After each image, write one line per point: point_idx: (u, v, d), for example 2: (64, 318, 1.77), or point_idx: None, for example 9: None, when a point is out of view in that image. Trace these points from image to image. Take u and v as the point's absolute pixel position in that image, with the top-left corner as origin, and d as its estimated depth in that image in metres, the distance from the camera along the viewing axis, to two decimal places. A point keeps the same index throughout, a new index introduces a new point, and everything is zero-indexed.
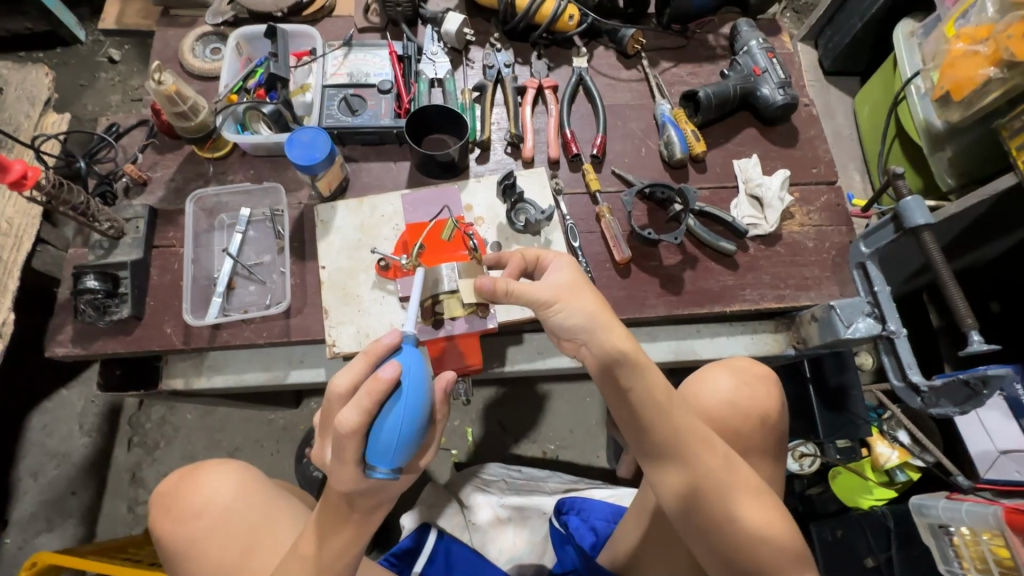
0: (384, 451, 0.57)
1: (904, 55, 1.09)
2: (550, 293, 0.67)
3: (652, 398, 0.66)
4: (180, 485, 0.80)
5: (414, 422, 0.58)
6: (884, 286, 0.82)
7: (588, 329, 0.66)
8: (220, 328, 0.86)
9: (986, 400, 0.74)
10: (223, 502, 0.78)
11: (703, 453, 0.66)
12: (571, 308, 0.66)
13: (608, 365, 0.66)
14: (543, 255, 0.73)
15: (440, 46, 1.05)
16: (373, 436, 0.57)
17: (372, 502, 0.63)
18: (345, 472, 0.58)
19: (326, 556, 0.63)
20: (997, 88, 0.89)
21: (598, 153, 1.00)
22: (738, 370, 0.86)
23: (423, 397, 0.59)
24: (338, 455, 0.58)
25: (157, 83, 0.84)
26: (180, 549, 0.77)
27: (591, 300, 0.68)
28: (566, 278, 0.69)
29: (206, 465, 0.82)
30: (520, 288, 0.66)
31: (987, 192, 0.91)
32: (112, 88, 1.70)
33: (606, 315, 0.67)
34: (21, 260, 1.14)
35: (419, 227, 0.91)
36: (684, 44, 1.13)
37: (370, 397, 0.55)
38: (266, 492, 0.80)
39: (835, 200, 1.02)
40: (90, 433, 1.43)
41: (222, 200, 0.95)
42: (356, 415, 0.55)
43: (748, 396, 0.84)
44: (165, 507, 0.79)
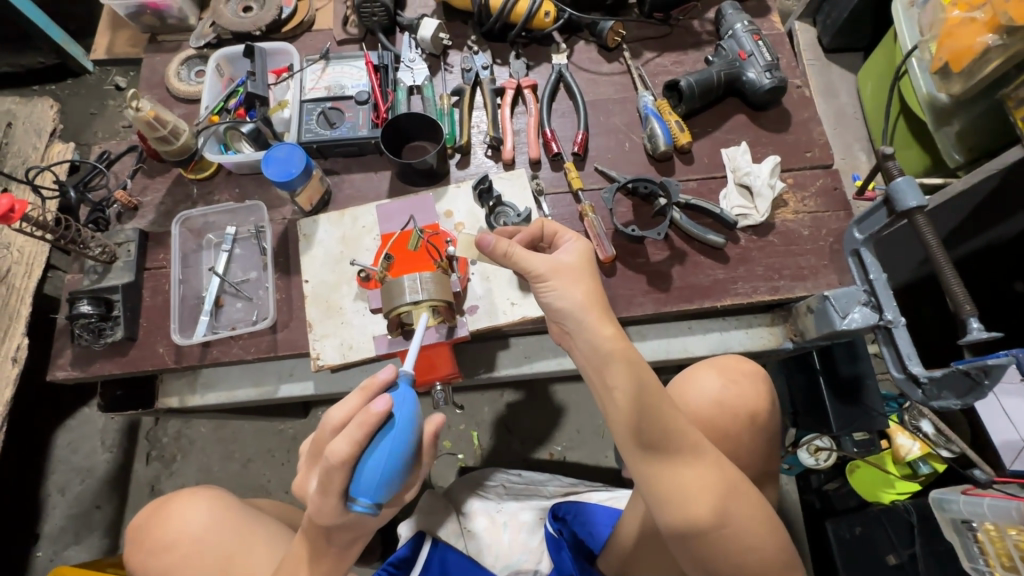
0: (368, 485, 0.57)
1: (904, 26, 1.04)
2: (548, 265, 0.68)
3: (641, 399, 0.64)
4: (153, 517, 0.81)
5: (397, 460, 0.57)
6: (879, 274, 0.78)
7: (574, 319, 0.67)
8: (209, 346, 0.88)
9: (990, 392, 0.65)
10: (194, 531, 0.79)
11: (694, 458, 0.64)
12: (565, 291, 0.67)
13: (600, 361, 0.66)
14: (562, 231, 0.74)
15: (417, 53, 1.05)
16: (360, 470, 0.56)
17: (350, 536, 0.65)
18: (328, 504, 0.58)
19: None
20: (998, 56, 0.82)
21: (579, 151, 0.98)
22: (725, 369, 0.84)
23: (411, 437, 0.58)
24: (323, 486, 0.57)
25: (135, 110, 0.85)
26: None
27: (586, 287, 0.68)
28: (571, 261, 0.70)
29: (175, 496, 0.83)
30: (520, 253, 0.69)
31: (993, 166, 0.87)
32: (119, 114, 1.76)
33: (599, 307, 0.67)
34: (33, 287, 1.19)
35: (389, 238, 0.91)
36: (668, 32, 1.09)
37: (362, 429, 0.56)
38: (236, 518, 0.81)
39: (831, 184, 0.97)
40: (112, 448, 1.49)
41: (209, 220, 0.96)
42: (347, 447, 0.56)
43: (734, 396, 0.82)
44: (140, 540, 0.81)
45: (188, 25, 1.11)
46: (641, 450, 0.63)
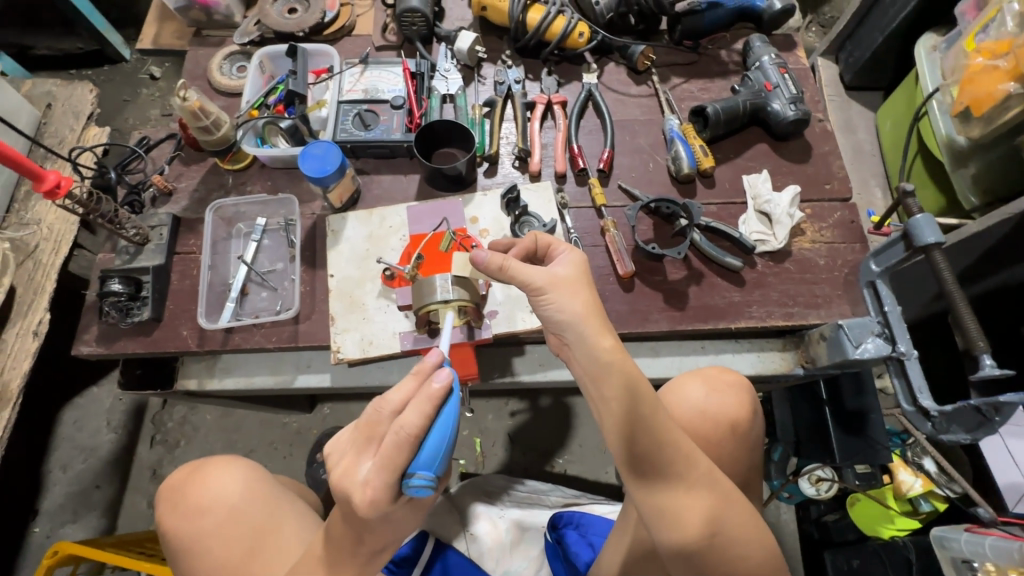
0: (432, 458, 0.57)
1: (926, 68, 1.07)
2: (547, 278, 0.67)
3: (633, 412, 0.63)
4: (190, 480, 0.81)
5: (453, 437, 0.59)
6: (894, 305, 0.80)
7: (571, 330, 0.65)
8: (232, 332, 0.90)
9: (1001, 427, 0.68)
10: (231, 500, 0.79)
11: (687, 468, 0.64)
12: (562, 302, 0.66)
13: (594, 373, 0.64)
14: (555, 243, 0.73)
15: (452, 63, 1.09)
16: (423, 445, 0.57)
17: (378, 543, 0.63)
18: (388, 485, 0.57)
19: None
20: (1018, 103, 0.85)
21: (605, 168, 1.01)
22: (709, 378, 0.86)
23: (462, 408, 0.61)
24: (384, 465, 0.57)
25: (182, 99, 0.88)
26: (186, 545, 0.78)
27: (584, 296, 0.66)
28: (568, 271, 0.68)
29: (213, 462, 0.83)
30: (516, 267, 0.67)
31: (1013, 209, 0.89)
32: (152, 102, 1.82)
33: (596, 316, 0.66)
34: (59, 264, 1.22)
35: (419, 238, 0.92)
36: (696, 60, 1.13)
37: (431, 402, 0.57)
38: (274, 493, 0.82)
39: (848, 217, 0.99)
40: (117, 429, 1.50)
41: (241, 210, 0.99)
42: (417, 420, 0.57)
43: (716, 403, 0.83)
44: (173, 501, 0.80)
45: (233, 22, 1.15)
46: (636, 466, 0.63)
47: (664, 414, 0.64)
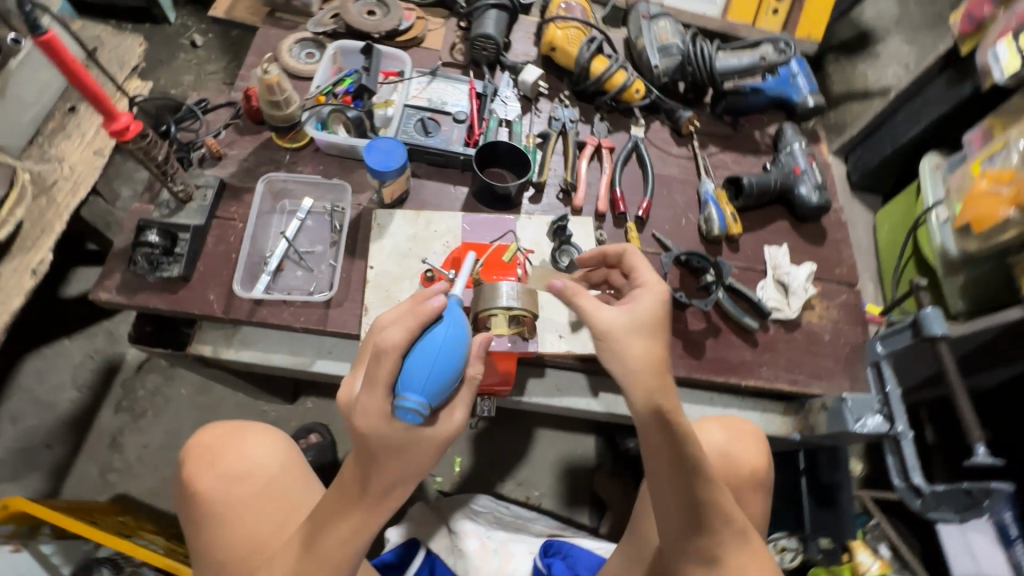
0: (417, 379, 0.58)
1: (929, 183, 1.20)
2: (617, 321, 0.68)
3: (677, 466, 0.65)
4: (227, 442, 0.80)
5: (445, 360, 0.59)
6: (895, 387, 0.86)
7: (630, 381, 0.66)
8: (261, 304, 0.89)
9: (986, 510, 0.76)
10: (270, 470, 0.78)
11: (721, 530, 0.67)
12: (626, 349, 0.67)
13: (646, 425, 0.65)
14: (633, 275, 0.75)
15: (513, 92, 1.15)
16: (408, 363, 0.58)
17: (387, 484, 0.63)
18: (373, 400, 0.59)
19: (328, 542, 0.64)
20: (1015, 227, 0.96)
21: (643, 215, 1.07)
22: (731, 425, 0.90)
23: (459, 337, 0.60)
24: (370, 380, 0.59)
25: (264, 72, 0.90)
26: (216, 509, 0.76)
27: (646, 338, 0.68)
28: (638, 311, 0.69)
29: (254, 429, 0.82)
30: (586, 303, 0.69)
31: (997, 320, 0.98)
32: (187, 68, 1.82)
33: (656, 356, 0.67)
34: (73, 206, 1.17)
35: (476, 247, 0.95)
36: (732, 134, 1.23)
37: (415, 318, 0.60)
38: (308, 472, 0.81)
39: (853, 301, 1.08)
40: (81, 388, 1.42)
41: (288, 187, 0.99)
42: (400, 335, 0.59)
43: (738, 448, 0.88)
44: (207, 461, 0.79)
45: (308, 10, 1.19)
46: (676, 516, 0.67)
47: (708, 477, 0.66)
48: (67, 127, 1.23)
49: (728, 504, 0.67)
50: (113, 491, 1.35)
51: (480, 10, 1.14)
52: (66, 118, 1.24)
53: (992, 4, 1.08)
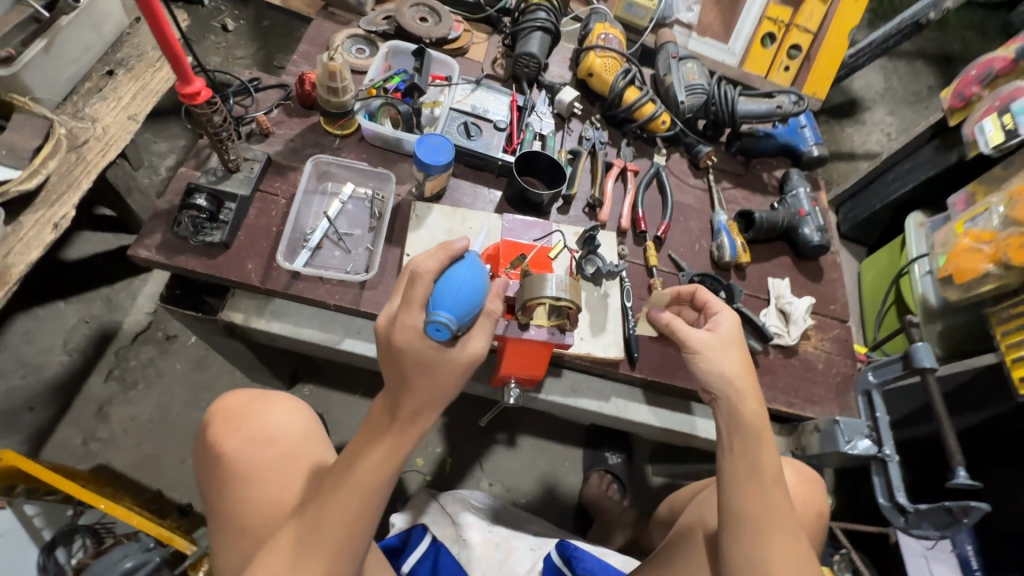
0: (446, 298, 0.63)
1: (912, 238, 1.31)
2: (710, 336, 0.81)
3: (756, 470, 0.74)
4: (253, 408, 0.81)
5: (468, 284, 0.65)
6: (884, 413, 0.94)
7: (725, 386, 0.78)
8: (298, 278, 0.91)
9: (964, 529, 0.82)
10: (292, 436, 0.79)
11: (787, 531, 0.72)
12: (722, 359, 0.79)
13: (739, 429, 0.77)
14: (711, 301, 0.87)
15: (549, 109, 1.21)
16: (438, 286, 0.65)
17: (414, 406, 0.64)
18: (408, 319, 0.64)
19: (360, 472, 0.64)
20: (992, 281, 1.06)
21: (662, 235, 1.14)
22: (801, 469, 0.95)
23: (480, 271, 0.67)
24: (404, 300, 0.65)
25: (330, 59, 0.95)
26: (237, 471, 0.75)
27: (736, 358, 0.80)
28: (724, 333, 0.82)
29: (278, 399, 0.83)
30: (679, 326, 0.82)
31: (972, 363, 1.08)
32: (215, 50, 1.84)
33: (745, 376, 0.79)
34: (102, 166, 1.17)
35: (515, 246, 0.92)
36: (743, 172, 1.32)
37: (444, 252, 0.67)
38: (326, 443, 0.82)
39: (845, 336, 1.16)
40: (72, 352, 1.39)
41: (332, 170, 1.02)
42: (433, 263, 0.66)
43: (805, 491, 0.93)
44: (233, 425, 0.79)
45: (361, 10, 1.25)
46: (747, 521, 0.73)
47: (781, 485, 0.75)
48: (103, 88, 1.24)
49: (795, 521, 0.73)
50: (94, 461, 1.31)
51: (526, 30, 1.21)
52: (103, 81, 1.25)
53: (979, 85, 1.22)
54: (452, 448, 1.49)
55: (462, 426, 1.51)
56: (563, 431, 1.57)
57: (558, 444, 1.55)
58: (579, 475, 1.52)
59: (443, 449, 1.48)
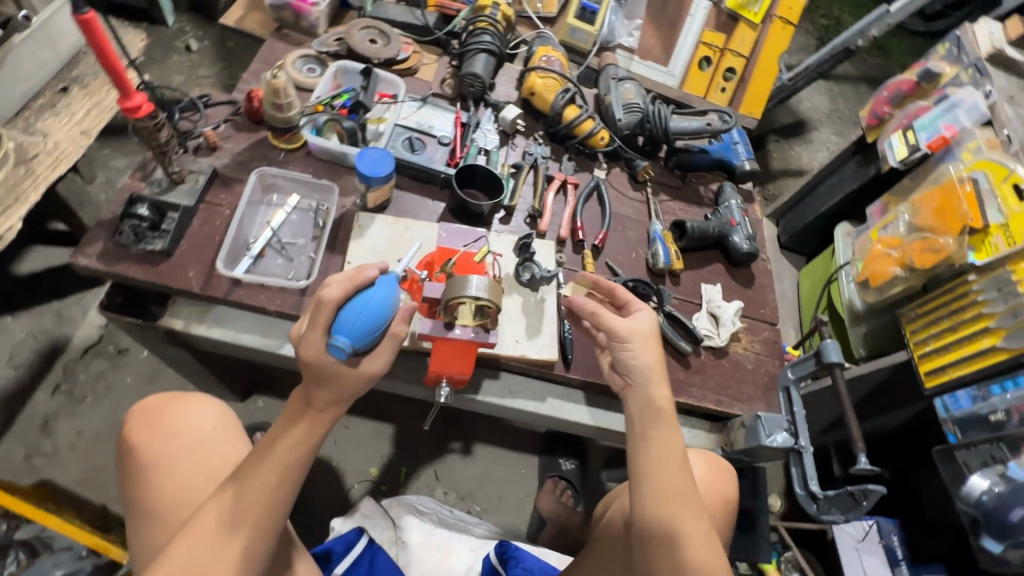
0: (347, 325, 0.68)
1: (841, 246, 1.39)
2: (635, 325, 0.85)
3: (665, 453, 0.80)
4: (166, 405, 0.81)
5: (372, 314, 0.69)
6: (801, 408, 1.01)
7: (642, 375, 0.84)
8: (239, 285, 0.94)
9: (866, 511, 0.87)
10: (203, 430, 0.80)
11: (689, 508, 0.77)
12: (642, 350, 0.84)
13: (648, 414, 0.83)
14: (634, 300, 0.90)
15: (494, 126, 1.28)
16: (341, 312, 0.68)
17: (327, 398, 0.70)
18: (313, 339, 0.68)
19: (278, 450, 0.69)
20: (901, 283, 1.14)
21: (599, 244, 1.20)
22: (711, 461, 1.00)
23: (386, 299, 0.71)
24: (311, 321, 0.69)
25: (272, 76, 0.99)
26: (150, 462, 0.77)
27: (655, 351, 0.85)
28: (641, 327, 0.85)
29: (192, 394, 0.84)
30: (603, 314, 0.85)
31: (888, 360, 1.15)
32: (178, 69, 1.88)
33: (660, 369, 0.85)
34: (51, 179, 1.19)
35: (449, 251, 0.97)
36: (681, 185, 1.40)
37: (350, 280, 0.70)
38: (241, 434, 0.83)
39: (774, 338, 1.23)
40: (18, 367, 1.37)
41: (278, 182, 1.06)
42: (338, 291, 0.69)
43: (714, 481, 0.98)
44: (146, 420, 0.80)
45: (314, 32, 1.30)
46: (656, 502, 0.77)
47: (687, 467, 0.80)
48: (56, 105, 1.26)
49: (701, 501, 0.78)
50: (37, 476, 1.30)
51: (470, 52, 1.28)
52: (56, 97, 1.27)
53: (889, 105, 1.32)
54: (408, 457, 1.51)
55: (418, 435, 1.53)
56: (519, 438, 1.59)
57: (513, 451, 1.58)
58: (534, 482, 1.55)
59: (398, 458, 1.50)
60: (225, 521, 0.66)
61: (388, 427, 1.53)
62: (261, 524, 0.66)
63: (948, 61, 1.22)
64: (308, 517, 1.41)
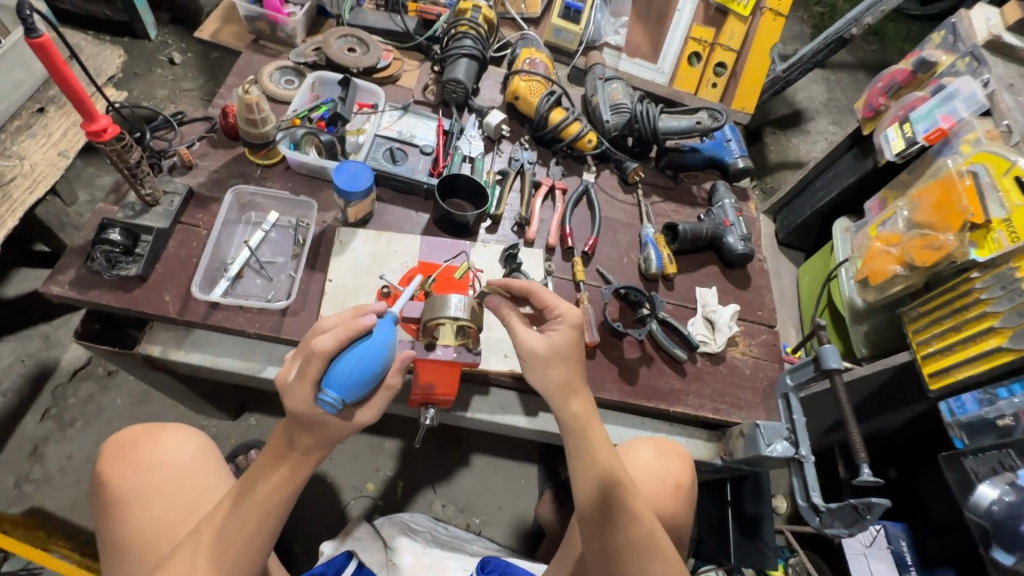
0: (341, 380, 0.62)
1: (839, 243, 1.35)
2: (540, 344, 0.79)
3: (591, 467, 0.76)
4: (142, 436, 0.78)
5: (369, 369, 0.63)
6: (800, 416, 0.96)
7: (549, 393, 0.79)
8: (217, 308, 0.92)
9: (869, 524, 0.83)
10: (181, 462, 0.77)
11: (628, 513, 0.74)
12: (547, 369, 0.79)
13: (568, 431, 0.78)
14: (550, 309, 0.80)
15: (478, 132, 1.25)
16: (336, 364, 0.62)
17: (310, 442, 0.66)
18: (301, 391, 0.62)
19: (258, 493, 0.66)
20: (902, 283, 1.11)
21: (589, 251, 1.17)
22: (660, 445, 0.98)
23: (384, 351, 0.65)
24: (300, 371, 0.63)
25: (244, 92, 0.96)
26: (124, 497, 0.74)
27: (556, 368, 0.79)
28: (543, 346, 0.79)
29: (171, 424, 0.81)
30: (513, 328, 0.81)
31: (890, 361, 1.11)
32: (162, 83, 1.85)
33: (570, 378, 0.80)
34: (29, 203, 1.17)
35: (431, 265, 1.00)
36: (673, 186, 1.37)
37: (346, 330, 0.63)
38: (221, 465, 0.80)
39: (772, 341, 1.19)
40: (6, 393, 1.36)
41: (255, 200, 1.03)
42: (330, 343, 0.62)
43: (666, 466, 0.96)
44: (121, 453, 0.77)
45: (292, 42, 1.28)
46: (592, 515, 0.74)
47: (620, 475, 0.76)
48: (32, 126, 1.24)
49: (639, 503, 0.75)
50: (28, 504, 1.28)
51: (452, 57, 1.25)
52: (32, 118, 1.25)
53: (885, 96, 1.28)
54: (404, 470, 1.49)
55: (414, 448, 1.51)
56: (518, 448, 1.57)
57: (512, 461, 1.55)
58: (534, 492, 1.52)
59: (394, 472, 1.48)
60: (205, 561, 0.63)
61: (384, 441, 1.51)
62: (237, 567, 0.64)
63: (943, 49, 1.18)
64: (303, 535, 1.39)
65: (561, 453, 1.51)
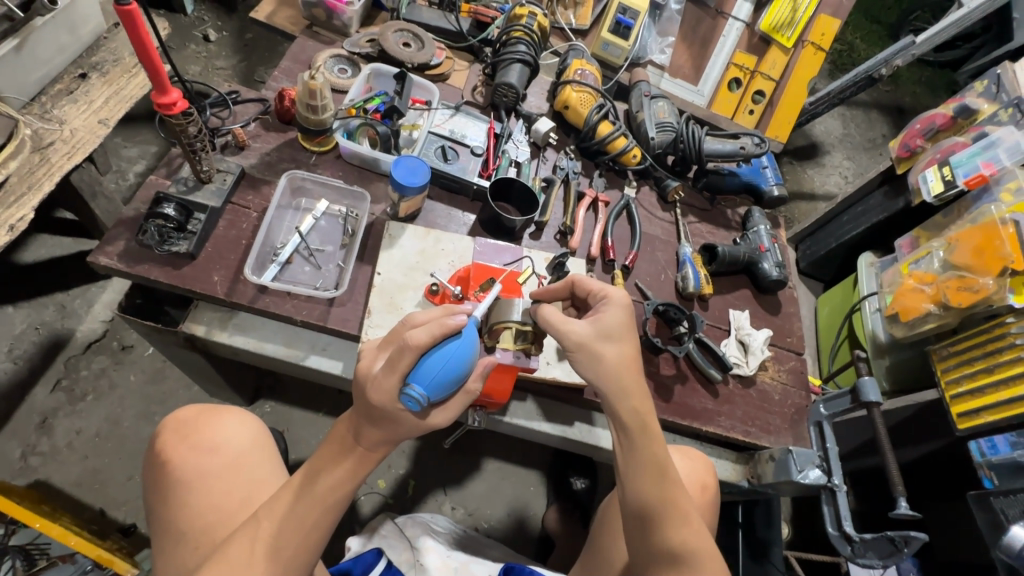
0: (428, 376, 0.63)
1: (864, 276, 1.37)
2: (587, 333, 0.76)
3: (643, 463, 0.74)
4: (203, 417, 0.80)
5: (455, 369, 0.64)
6: (834, 445, 0.98)
7: (606, 382, 0.75)
8: (264, 292, 0.90)
9: (905, 558, 0.85)
10: (238, 448, 0.78)
11: (677, 514, 0.73)
12: (598, 355, 0.75)
13: (625, 427, 0.74)
14: (594, 290, 0.81)
15: (525, 138, 1.25)
16: (425, 360, 0.63)
17: (378, 438, 0.65)
18: (388, 382, 0.63)
19: (320, 486, 0.65)
20: (934, 321, 1.14)
21: (629, 264, 1.17)
22: (685, 451, 0.99)
23: (470, 356, 0.66)
24: (388, 363, 0.63)
25: (310, 77, 0.96)
26: (183, 477, 0.75)
27: (611, 353, 0.75)
28: (594, 330, 0.76)
29: (230, 408, 0.83)
30: (557, 323, 0.77)
31: (914, 399, 1.15)
32: (195, 59, 1.83)
33: (631, 371, 0.76)
34: (66, 169, 1.14)
35: (487, 270, 0.96)
36: (710, 208, 1.38)
37: (440, 327, 0.64)
38: (275, 454, 0.81)
39: (800, 368, 1.20)
40: (16, 360, 1.32)
41: (306, 186, 1.03)
42: (425, 336, 0.63)
43: (690, 469, 0.96)
44: (183, 433, 0.78)
45: (345, 31, 1.27)
46: (637, 515, 0.74)
47: (671, 474, 0.74)
48: (74, 91, 1.22)
49: (689, 506, 0.74)
50: (32, 477, 1.24)
51: (505, 62, 1.24)
52: (74, 83, 1.23)
53: (922, 138, 1.31)
54: (415, 470, 1.47)
55: (426, 448, 1.49)
56: (528, 454, 1.55)
57: (522, 467, 1.54)
58: (543, 501, 1.51)
59: (406, 471, 1.46)
60: (261, 554, 0.62)
61: None
62: (295, 562, 0.63)
63: (985, 98, 1.22)
64: None
65: (573, 464, 1.51)
